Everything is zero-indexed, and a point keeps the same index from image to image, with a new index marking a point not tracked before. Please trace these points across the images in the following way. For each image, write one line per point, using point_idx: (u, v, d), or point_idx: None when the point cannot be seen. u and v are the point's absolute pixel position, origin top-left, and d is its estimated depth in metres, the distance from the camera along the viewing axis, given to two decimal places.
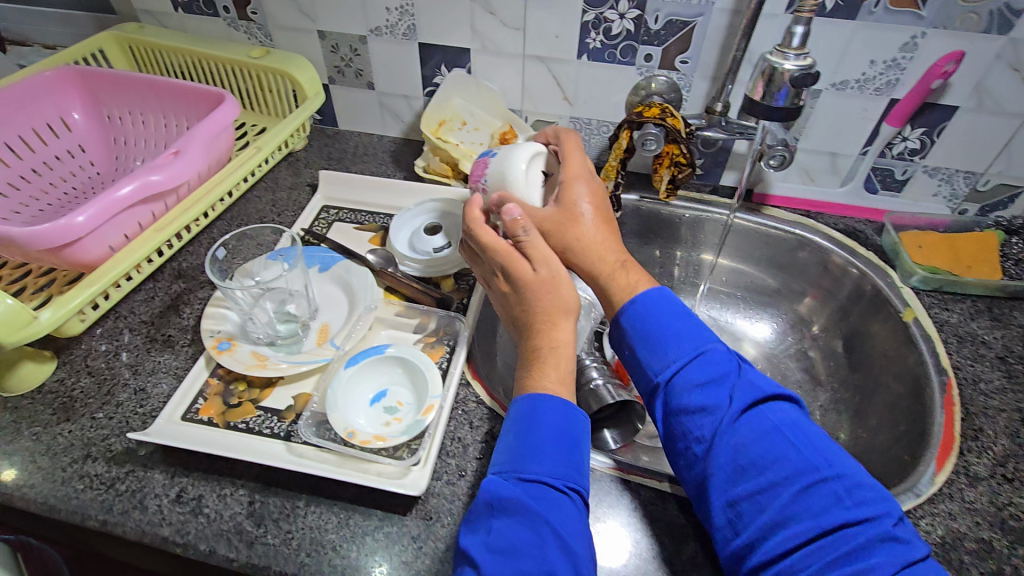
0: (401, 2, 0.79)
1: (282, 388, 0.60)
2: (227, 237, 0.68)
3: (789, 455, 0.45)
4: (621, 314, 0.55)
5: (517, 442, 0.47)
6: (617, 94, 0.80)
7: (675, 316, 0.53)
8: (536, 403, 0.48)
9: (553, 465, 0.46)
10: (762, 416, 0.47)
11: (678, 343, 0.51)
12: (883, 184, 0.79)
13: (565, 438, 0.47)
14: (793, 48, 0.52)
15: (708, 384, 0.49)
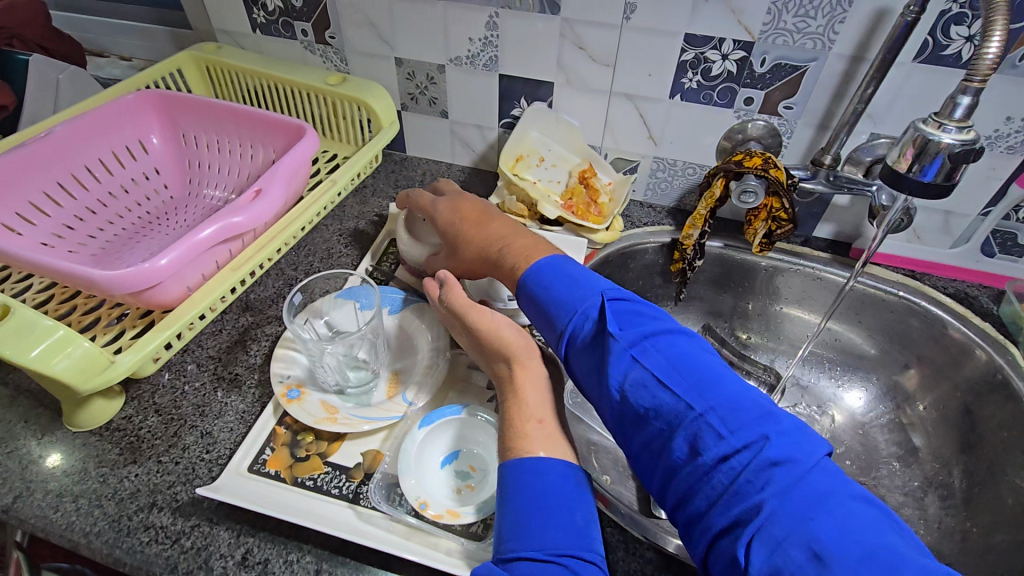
0: (486, 33, 0.75)
1: (351, 443, 0.57)
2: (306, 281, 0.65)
3: (663, 397, 0.39)
4: (520, 290, 0.53)
5: (504, 520, 0.42)
6: (708, 137, 0.75)
7: (563, 277, 0.50)
8: (513, 468, 0.44)
9: (543, 537, 0.40)
10: (648, 357, 0.42)
11: (564, 300, 0.48)
12: (1002, 248, 0.72)
13: (554, 502, 0.42)
14: (955, 120, 0.47)
15: (594, 338, 0.45)
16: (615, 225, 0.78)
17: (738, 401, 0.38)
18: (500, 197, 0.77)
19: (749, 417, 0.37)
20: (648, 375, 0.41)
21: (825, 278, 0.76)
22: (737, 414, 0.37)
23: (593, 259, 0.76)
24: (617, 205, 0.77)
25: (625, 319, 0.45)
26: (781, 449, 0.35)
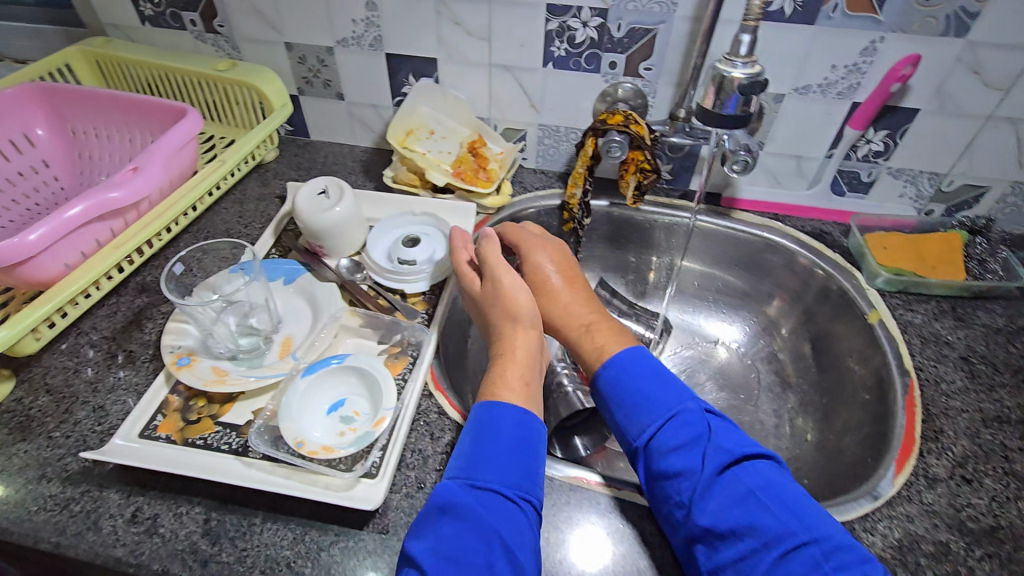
0: (367, 13, 0.79)
1: (243, 403, 0.59)
2: (184, 252, 0.67)
3: (767, 521, 0.47)
4: (598, 377, 0.60)
5: (471, 449, 0.52)
6: (583, 101, 0.80)
7: (644, 376, 0.58)
8: (492, 414, 0.54)
9: (506, 473, 0.50)
10: (706, 467, 0.51)
11: (650, 409, 0.56)
12: (850, 185, 0.79)
13: (519, 448, 0.52)
14: (741, 56, 0.55)
15: (682, 448, 0.52)
16: (504, 190, 0.83)
17: (780, 510, 0.48)
18: (394, 169, 0.84)
19: (791, 527, 0.47)
20: (701, 483, 0.50)
21: (700, 227, 0.82)
22: (778, 522, 0.47)
23: (486, 223, 0.82)
24: (503, 170, 0.83)
25: (688, 430, 0.53)
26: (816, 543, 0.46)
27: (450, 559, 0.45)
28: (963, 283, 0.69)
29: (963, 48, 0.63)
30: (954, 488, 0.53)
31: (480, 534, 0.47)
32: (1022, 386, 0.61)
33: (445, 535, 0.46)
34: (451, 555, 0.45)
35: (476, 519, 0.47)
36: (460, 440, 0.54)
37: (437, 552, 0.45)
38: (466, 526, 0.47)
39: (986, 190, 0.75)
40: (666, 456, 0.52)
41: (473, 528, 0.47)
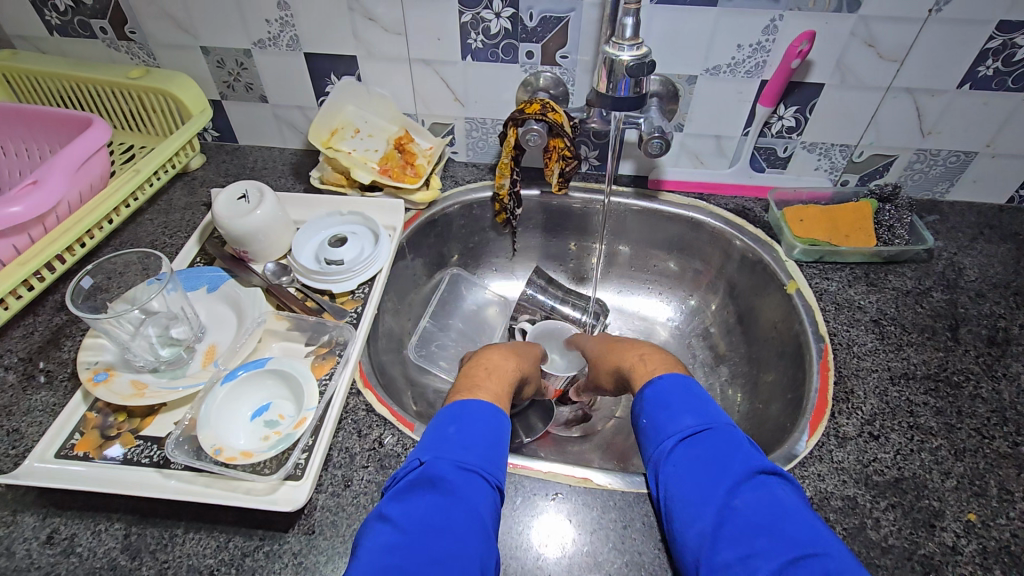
0: (280, 13, 0.77)
1: (164, 415, 0.58)
2: (92, 267, 0.65)
3: (785, 530, 0.42)
4: (644, 397, 0.56)
5: (454, 435, 0.49)
6: (505, 92, 0.81)
7: (694, 396, 0.54)
8: (474, 403, 0.53)
9: (487, 460, 0.48)
10: (731, 470, 0.47)
11: (694, 416, 0.52)
12: (768, 161, 0.81)
13: (497, 440, 0.51)
14: (626, 39, 0.58)
15: (714, 456, 0.48)
16: (433, 184, 0.84)
17: (801, 521, 0.43)
18: (321, 169, 0.84)
19: (807, 536, 0.42)
20: (721, 487, 0.46)
21: (630, 210, 0.84)
22: (798, 531, 0.42)
23: (417, 219, 0.83)
24: (431, 165, 0.83)
25: (719, 439, 0.50)
26: (819, 555, 0.40)
27: (427, 525, 0.42)
28: (874, 250, 0.72)
29: (856, 23, 0.65)
30: (862, 445, 0.56)
31: (459, 508, 0.44)
32: (927, 343, 0.65)
33: (425, 504, 0.44)
34: (428, 522, 0.42)
35: (458, 495, 0.45)
36: (439, 425, 0.51)
37: (418, 518, 0.43)
38: (447, 497, 0.44)
39: (894, 159, 0.78)
40: (688, 464, 0.49)
41: (454, 501, 0.44)
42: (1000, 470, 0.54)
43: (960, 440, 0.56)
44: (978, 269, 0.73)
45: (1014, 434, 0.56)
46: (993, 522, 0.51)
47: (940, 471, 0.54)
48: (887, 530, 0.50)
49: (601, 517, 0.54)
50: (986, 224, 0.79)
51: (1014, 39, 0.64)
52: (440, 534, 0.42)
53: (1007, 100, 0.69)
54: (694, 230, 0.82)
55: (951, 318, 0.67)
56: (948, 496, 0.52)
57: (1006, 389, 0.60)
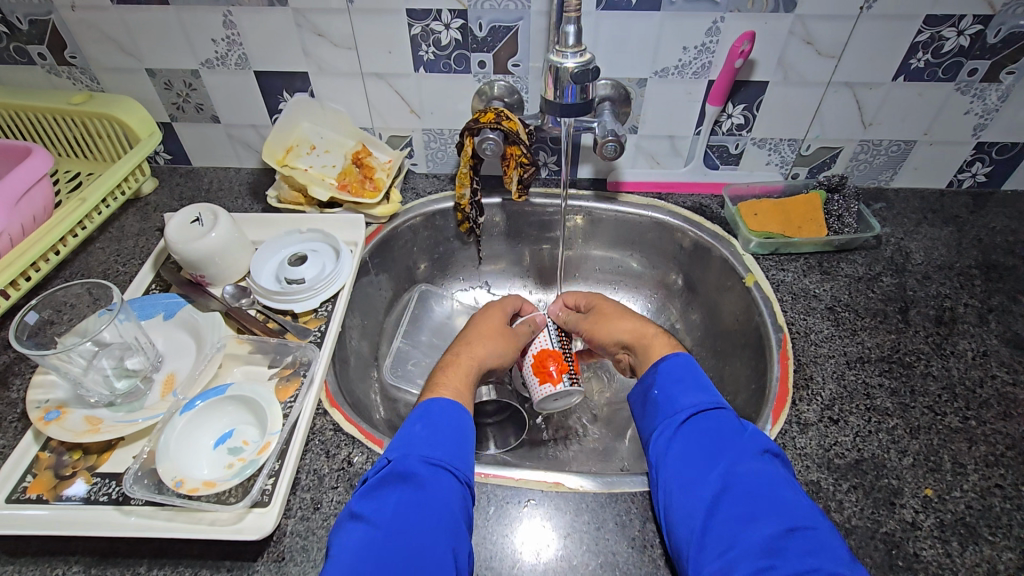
0: (226, 32, 0.76)
1: (123, 450, 0.57)
2: (38, 300, 0.63)
3: (778, 502, 0.46)
4: (653, 370, 0.60)
5: (419, 433, 0.53)
6: (460, 102, 0.81)
7: (700, 377, 0.58)
8: (437, 402, 0.57)
9: (451, 454, 0.52)
10: (739, 443, 0.50)
11: (701, 395, 0.56)
12: (721, 158, 0.83)
13: (460, 434, 0.54)
14: (569, 47, 0.59)
15: (716, 431, 0.52)
16: (393, 197, 0.84)
17: (796, 497, 0.46)
18: (278, 188, 0.83)
19: (801, 511, 0.45)
20: (728, 457, 0.50)
21: (591, 213, 0.85)
22: (793, 504, 0.46)
23: (380, 232, 0.82)
24: (390, 177, 0.83)
25: (728, 417, 0.53)
26: (810, 529, 0.44)
27: (397, 521, 0.46)
28: (825, 239, 0.74)
29: (794, 22, 0.68)
30: (823, 430, 0.58)
31: (427, 502, 0.48)
32: (880, 327, 0.67)
33: (396, 502, 0.48)
34: (399, 518, 0.47)
35: (427, 489, 0.49)
36: (405, 424, 0.55)
37: (390, 516, 0.47)
38: (416, 494, 0.48)
39: (839, 151, 0.81)
40: (697, 434, 0.52)
41: (424, 496, 0.48)
42: (953, 445, 0.56)
43: (914, 418, 0.58)
44: (924, 253, 0.76)
45: (963, 409, 0.59)
46: (948, 495, 0.52)
47: (897, 450, 0.56)
48: (850, 511, 0.52)
49: (575, 520, 0.54)
50: (930, 208, 0.82)
51: (941, 32, 0.67)
52: (410, 530, 0.46)
53: (939, 90, 0.72)
54: (654, 229, 0.84)
55: (901, 301, 0.70)
56: (905, 474, 0.54)
57: (955, 366, 0.63)
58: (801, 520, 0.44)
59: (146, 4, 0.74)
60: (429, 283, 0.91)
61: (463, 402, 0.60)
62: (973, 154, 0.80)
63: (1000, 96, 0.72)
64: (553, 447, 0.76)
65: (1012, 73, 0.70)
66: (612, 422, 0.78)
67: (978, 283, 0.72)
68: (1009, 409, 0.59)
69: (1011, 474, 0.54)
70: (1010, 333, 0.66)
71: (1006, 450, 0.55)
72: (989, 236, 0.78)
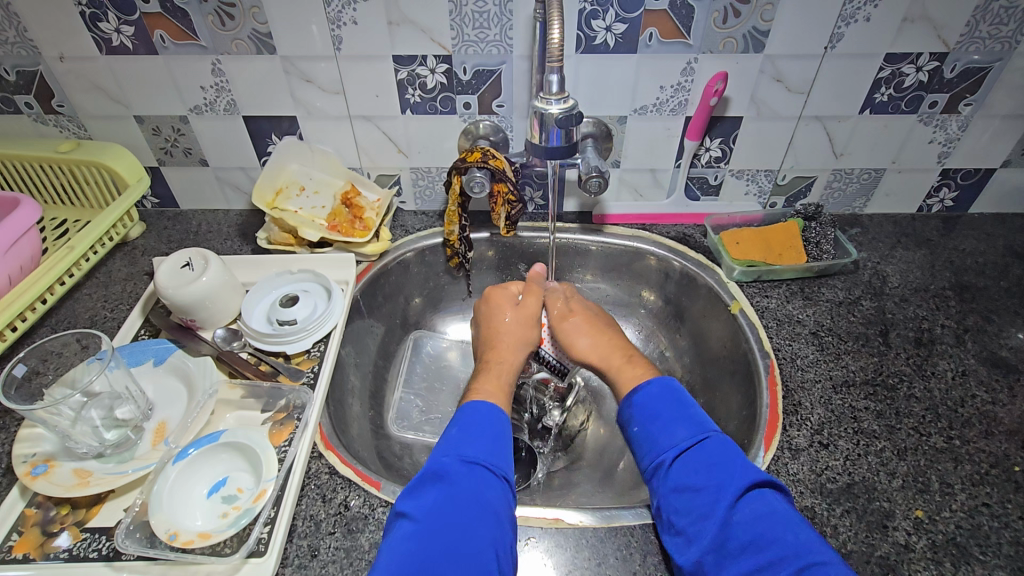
0: (215, 80, 0.78)
1: (112, 502, 0.55)
2: (25, 351, 0.62)
3: (783, 538, 0.46)
4: (629, 402, 0.61)
5: (459, 434, 0.56)
6: (447, 141, 0.83)
7: (677, 407, 0.58)
8: (473, 411, 0.59)
9: (487, 454, 0.55)
10: (729, 482, 0.51)
11: (683, 430, 0.56)
12: (702, 190, 0.86)
13: (496, 436, 0.57)
14: (553, 93, 0.61)
15: (705, 469, 0.53)
16: (383, 235, 0.85)
17: (798, 531, 0.47)
18: (267, 230, 0.83)
19: (807, 547, 0.46)
20: (722, 502, 0.50)
21: (577, 245, 0.87)
22: (796, 542, 0.46)
23: (370, 270, 0.83)
24: (380, 217, 0.84)
25: (714, 452, 0.54)
26: (819, 566, 0.45)
27: (437, 513, 0.49)
28: (806, 266, 0.77)
29: (764, 61, 0.71)
30: (814, 455, 0.59)
31: (467, 497, 0.50)
32: (862, 350, 0.69)
33: (434, 496, 0.50)
34: (438, 508, 0.49)
35: (464, 485, 0.51)
36: (445, 430, 0.58)
37: (430, 507, 0.49)
38: (454, 488, 0.51)
39: (813, 180, 0.84)
40: (686, 476, 0.53)
41: (461, 491, 0.51)
42: (939, 465, 0.57)
43: (901, 440, 0.60)
44: (900, 276, 0.79)
45: (947, 429, 0.60)
46: (938, 516, 0.54)
47: (886, 472, 0.57)
48: (845, 536, 0.52)
49: (574, 557, 0.54)
50: (903, 232, 0.85)
51: (900, 68, 0.71)
52: (449, 520, 0.48)
53: (903, 121, 0.76)
54: (640, 259, 0.86)
55: (881, 324, 0.72)
56: (897, 495, 0.55)
57: (936, 386, 0.65)
58: (808, 559, 0.45)
59: (136, 54, 0.76)
60: (420, 318, 0.92)
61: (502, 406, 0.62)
62: (940, 180, 0.83)
63: (960, 126, 0.76)
64: (549, 481, 0.76)
65: (970, 105, 0.74)
66: (607, 452, 0.78)
67: (953, 304, 0.74)
68: (989, 427, 0.60)
69: (996, 492, 0.55)
70: (986, 352, 0.68)
71: (989, 468, 0.57)
72: (960, 257, 0.81)
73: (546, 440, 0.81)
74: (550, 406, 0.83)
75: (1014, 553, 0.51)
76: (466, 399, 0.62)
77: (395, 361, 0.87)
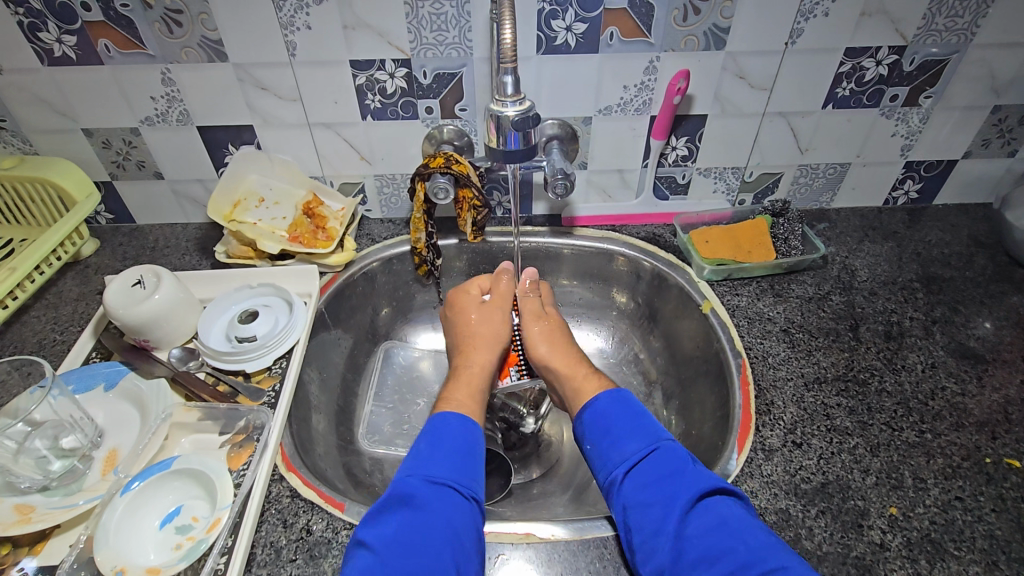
0: (165, 89, 0.75)
1: (57, 539, 0.52)
2: None
3: (736, 547, 0.45)
4: (581, 417, 0.61)
5: (425, 450, 0.55)
6: (410, 146, 0.81)
7: (626, 419, 0.58)
8: (447, 418, 0.58)
9: (456, 471, 0.53)
10: (679, 494, 0.50)
11: (633, 441, 0.56)
12: (670, 189, 0.86)
13: (467, 448, 0.56)
14: (509, 96, 0.60)
15: (656, 482, 0.52)
16: (348, 245, 0.83)
17: (750, 539, 0.46)
18: (225, 244, 0.81)
19: (762, 555, 0.45)
20: (672, 516, 0.49)
21: (548, 249, 0.85)
22: (748, 551, 0.45)
23: (334, 282, 0.80)
24: (343, 226, 0.82)
25: (665, 461, 0.53)
26: (774, 573, 0.43)
27: (401, 542, 0.47)
28: (775, 262, 0.76)
29: (725, 59, 0.71)
30: (788, 455, 0.58)
31: (431, 518, 0.49)
32: (833, 345, 0.69)
33: (399, 522, 0.49)
34: (404, 535, 0.47)
35: (429, 506, 0.50)
36: (415, 443, 0.57)
37: (394, 535, 0.47)
38: (420, 511, 0.49)
39: (780, 176, 0.84)
40: (637, 491, 0.52)
41: (427, 513, 0.49)
42: (912, 460, 0.57)
43: (873, 436, 0.59)
44: (868, 269, 0.79)
45: (919, 422, 0.60)
46: (912, 512, 0.53)
47: (859, 469, 0.56)
48: (820, 538, 0.52)
49: (546, 572, 0.52)
50: (870, 225, 0.86)
51: (861, 63, 0.71)
52: (415, 548, 0.47)
53: (865, 115, 0.76)
54: (611, 261, 0.85)
55: (851, 318, 0.72)
56: (870, 493, 0.55)
57: (907, 380, 0.64)
58: (761, 567, 0.44)
59: (80, 65, 0.72)
60: (390, 328, 0.89)
61: (477, 418, 0.61)
62: (904, 172, 0.84)
63: (921, 118, 0.77)
64: (525, 491, 0.74)
65: (930, 97, 0.75)
66: (583, 459, 0.77)
67: (920, 296, 0.75)
68: (960, 419, 0.60)
69: (968, 485, 0.55)
70: (954, 343, 0.68)
71: (961, 461, 0.57)
72: (926, 249, 0.81)
73: (523, 449, 0.79)
74: (524, 414, 0.82)
75: (987, 547, 0.51)
76: (437, 410, 0.61)
77: (364, 374, 0.84)
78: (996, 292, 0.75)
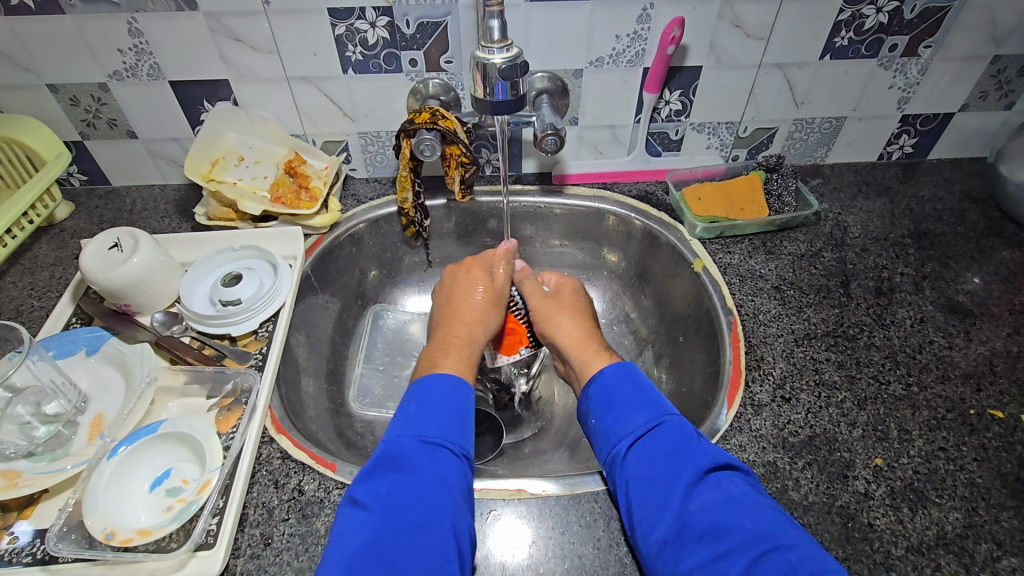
0: (133, 41, 0.71)
1: (47, 502, 0.52)
2: None
3: (743, 524, 0.45)
4: (591, 382, 0.60)
5: (414, 411, 0.54)
6: (394, 102, 0.78)
7: (639, 389, 0.58)
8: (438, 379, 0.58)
9: (447, 432, 0.53)
10: (684, 470, 0.49)
11: (638, 415, 0.55)
12: (663, 145, 0.84)
13: (459, 412, 0.55)
14: (495, 42, 0.57)
15: (662, 457, 0.51)
16: (333, 206, 0.80)
17: (759, 515, 0.45)
18: (205, 205, 0.78)
19: (768, 531, 0.44)
20: (677, 491, 0.48)
21: (538, 208, 0.84)
22: (756, 528, 0.45)
23: (319, 244, 0.78)
24: (327, 185, 0.79)
25: (669, 435, 0.53)
26: (778, 547, 0.43)
27: (390, 502, 0.47)
28: (767, 220, 0.75)
29: (720, 6, 0.68)
30: (777, 410, 0.58)
31: (422, 479, 0.49)
32: (823, 302, 0.68)
33: (388, 482, 0.48)
34: (392, 493, 0.48)
35: (417, 468, 0.50)
36: (403, 406, 0.56)
37: (383, 494, 0.47)
38: (407, 473, 0.49)
39: (775, 131, 0.82)
40: (644, 465, 0.51)
41: (412, 471, 0.49)
42: (898, 413, 0.58)
43: (861, 390, 0.60)
44: (860, 226, 0.78)
45: (905, 375, 0.61)
46: (896, 463, 0.54)
47: (846, 422, 0.57)
48: (806, 488, 0.52)
49: (538, 527, 0.53)
50: (863, 181, 0.85)
51: (861, 10, 0.69)
52: (405, 504, 0.47)
53: (863, 66, 0.74)
54: (602, 220, 0.83)
55: (842, 275, 0.72)
56: (856, 445, 0.55)
57: (895, 335, 0.65)
58: (767, 543, 0.43)
59: (39, 14, 0.68)
60: (378, 291, 0.88)
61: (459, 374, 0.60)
62: (899, 126, 0.82)
63: (920, 70, 0.75)
64: (517, 450, 0.75)
65: (930, 48, 0.73)
66: (575, 418, 0.77)
67: (912, 252, 0.74)
68: (946, 372, 0.61)
69: (952, 435, 0.56)
70: (944, 298, 0.69)
71: (946, 413, 0.57)
72: (919, 205, 0.81)
73: (514, 409, 0.80)
74: None
75: (967, 494, 0.52)
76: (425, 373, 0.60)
77: (354, 338, 0.84)
78: (987, 247, 0.75)
